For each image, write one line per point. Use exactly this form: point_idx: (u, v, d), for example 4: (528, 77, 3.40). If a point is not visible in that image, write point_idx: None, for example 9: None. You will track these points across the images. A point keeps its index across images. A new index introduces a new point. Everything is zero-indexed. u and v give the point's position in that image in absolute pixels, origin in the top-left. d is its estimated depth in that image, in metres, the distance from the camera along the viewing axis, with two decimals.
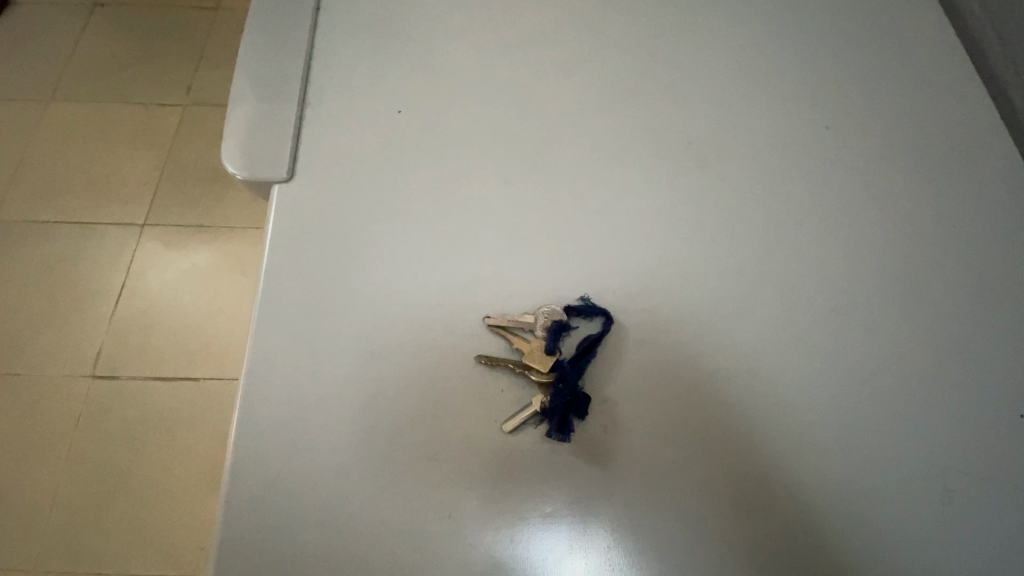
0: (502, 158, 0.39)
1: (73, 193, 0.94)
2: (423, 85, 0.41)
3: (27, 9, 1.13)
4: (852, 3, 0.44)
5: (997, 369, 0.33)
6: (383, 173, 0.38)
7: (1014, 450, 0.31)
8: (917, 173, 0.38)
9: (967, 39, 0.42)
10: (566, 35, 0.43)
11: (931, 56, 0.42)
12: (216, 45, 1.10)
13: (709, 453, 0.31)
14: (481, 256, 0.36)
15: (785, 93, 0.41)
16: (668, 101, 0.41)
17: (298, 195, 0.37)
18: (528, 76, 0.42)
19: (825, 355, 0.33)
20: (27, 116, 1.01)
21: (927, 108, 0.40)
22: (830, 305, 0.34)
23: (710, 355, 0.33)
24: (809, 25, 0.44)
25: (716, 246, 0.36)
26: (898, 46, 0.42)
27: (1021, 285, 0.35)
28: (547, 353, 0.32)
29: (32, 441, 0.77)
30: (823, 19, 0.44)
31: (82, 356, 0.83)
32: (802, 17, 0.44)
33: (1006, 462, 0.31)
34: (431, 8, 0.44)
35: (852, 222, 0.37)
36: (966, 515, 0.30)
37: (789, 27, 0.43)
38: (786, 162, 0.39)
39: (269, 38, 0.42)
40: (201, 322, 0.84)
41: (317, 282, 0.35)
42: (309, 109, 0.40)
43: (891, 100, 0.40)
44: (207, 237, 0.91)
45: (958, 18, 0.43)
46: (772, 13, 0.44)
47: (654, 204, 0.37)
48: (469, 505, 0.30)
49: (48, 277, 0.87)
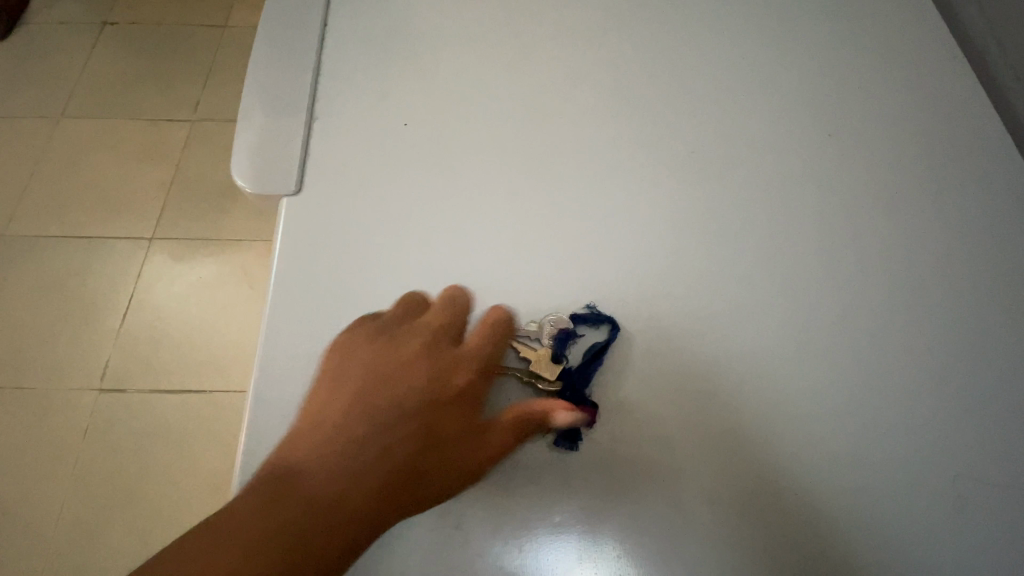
0: (500, 187, 0.49)
1: (87, 215, 1.09)
2: (429, 131, 0.52)
3: (67, 45, 1.29)
4: (774, 63, 0.55)
5: (921, 377, 0.41)
6: (415, 209, 0.48)
7: (951, 444, 0.40)
8: (848, 210, 0.48)
9: (891, 98, 0.53)
10: (521, 90, 0.54)
11: (858, 113, 0.52)
12: (225, 72, 1.26)
13: (714, 457, 0.40)
14: (482, 270, 0.45)
15: (706, 137, 0.51)
16: (604, 142, 0.51)
17: (310, 217, 0.48)
18: (512, 125, 0.53)
19: (792, 362, 0.42)
20: (63, 143, 1.17)
21: (852, 158, 0.50)
22: (773, 320, 0.43)
23: (694, 364, 0.42)
24: (737, 80, 0.54)
25: (680, 267, 0.46)
26: (830, 105, 0.53)
27: (942, 300, 0.44)
28: (554, 361, 0.41)
29: (42, 454, 0.90)
30: (754, 77, 0.54)
31: (91, 369, 0.96)
32: (735, 73, 0.55)
33: (949, 461, 0.39)
34: (445, 73, 0.56)
35: (791, 252, 0.46)
36: (925, 510, 0.38)
37: (725, 83, 0.54)
38: (729, 198, 0.48)
39: (282, 87, 0.53)
40: (212, 335, 0.99)
41: (330, 292, 0.45)
42: (319, 145, 0.51)
43: (826, 151, 0.50)
44: (215, 251, 1.06)
45: (878, 79, 0.54)
46: (706, 69, 0.55)
47: (629, 228, 0.47)
48: (478, 513, 0.38)
49: (67, 290, 1.02)
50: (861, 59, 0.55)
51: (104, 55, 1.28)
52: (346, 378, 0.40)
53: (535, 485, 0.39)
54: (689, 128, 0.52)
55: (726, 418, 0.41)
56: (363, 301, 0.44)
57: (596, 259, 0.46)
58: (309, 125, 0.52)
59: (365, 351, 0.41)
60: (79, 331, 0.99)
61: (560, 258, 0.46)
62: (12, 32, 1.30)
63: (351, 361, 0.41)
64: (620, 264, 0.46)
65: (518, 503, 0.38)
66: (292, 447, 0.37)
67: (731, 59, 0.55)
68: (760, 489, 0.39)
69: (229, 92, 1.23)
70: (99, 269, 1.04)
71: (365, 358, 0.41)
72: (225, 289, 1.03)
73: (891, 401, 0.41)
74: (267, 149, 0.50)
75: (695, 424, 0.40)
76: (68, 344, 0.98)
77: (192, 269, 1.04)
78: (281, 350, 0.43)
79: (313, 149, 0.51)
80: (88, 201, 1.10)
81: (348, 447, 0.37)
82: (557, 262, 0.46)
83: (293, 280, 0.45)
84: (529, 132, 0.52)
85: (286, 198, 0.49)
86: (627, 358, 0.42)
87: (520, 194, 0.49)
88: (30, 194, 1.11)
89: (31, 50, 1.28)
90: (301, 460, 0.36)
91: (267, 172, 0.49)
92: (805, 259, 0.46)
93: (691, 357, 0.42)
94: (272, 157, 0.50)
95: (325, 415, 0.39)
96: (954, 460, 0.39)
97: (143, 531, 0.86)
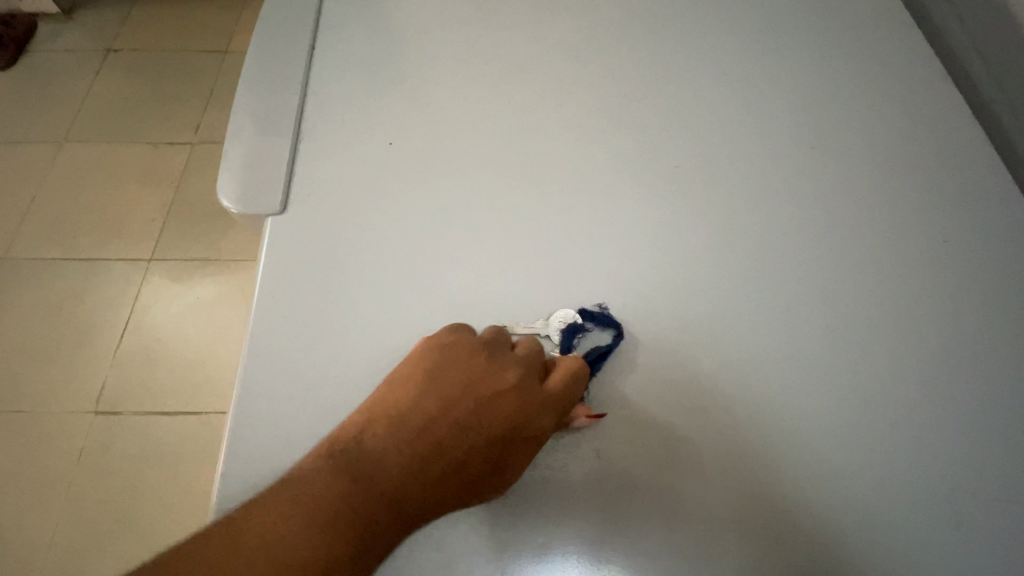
0: (484, 202, 0.50)
1: (87, 239, 1.10)
2: (415, 147, 0.53)
3: (71, 73, 1.31)
4: (757, 81, 0.56)
5: (902, 382, 0.41)
6: (400, 224, 0.49)
7: (934, 449, 0.39)
8: (829, 221, 0.48)
9: (872, 110, 0.53)
10: (507, 106, 0.55)
11: (839, 127, 0.53)
12: (224, 96, 1.28)
13: (698, 464, 0.40)
14: (466, 282, 0.46)
15: (689, 150, 0.52)
16: (587, 156, 0.52)
17: (295, 234, 0.48)
18: (497, 140, 0.53)
19: (771, 370, 0.42)
20: (64, 168, 1.18)
21: (834, 170, 0.50)
22: (752, 328, 0.44)
23: (677, 372, 0.42)
24: (720, 96, 0.55)
25: (661, 278, 0.46)
26: (811, 119, 0.53)
27: (923, 307, 0.44)
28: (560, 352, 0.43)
29: (36, 477, 0.90)
30: (736, 92, 0.55)
31: (86, 392, 0.96)
32: (718, 89, 0.55)
33: (931, 465, 0.39)
34: (432, 91, 0.57)
35: (772, 262, 0.46)
36: (907, 517, 0.38)
37: (709, 99, 0.55)
38: (711, 209, 0.49)
39: (269, 109, 0.55)
40: (208, 355, 0.99)
41: (315, 306, 0.45)
42: (305, 164, 0.52)
43: (809, 165, 0.51)
44: (212, 271, 1.07)
45: (858, 94, 0.54)
46: (689, 86, 0.56)
47: (610, 240, 0.48)
48: (460, 520, 0.38)
49: (65, 313, 1.02)
50: (850, 75, 0.55)
51: (108, 81, 1.30)
52: (446, 377, 0.39)
53: (524, 497, 0.39)
54: (670, 142, 0.53)
55: (717, 430, 0.40)
56: (354, 315, 0.44)
57: (586, 272, 0.46)
58: (293, 147, 0.53)
59: (473, 357, 0.39)
60: (74, 354, 0.99)
61: (551, 271, 0.46)
62: (19, 60, 1.33)
63: (459, 363, 0.39)
64: (611, 276, 0.46)
65: (501, 511, 0.38)
66: (367, 431, 0.36)
67: (721, 76, 0.56)
68: (745, 495, 0.39)
69: (227, 115, 1.25)
70: (98, 291, 1.04)
71: (456, 369, 0.39)
72: (221, 309, 1.03)
73: (874, 406, 0.41)
74: (251, 171, 0.51)
75: (686, 435, 0.40)
76: (63, 366, 0.98)
77: (189, 290, 1.05)
78: (266, 360, 0.43)
79: (299, 167, 0.52)
80: (87, 225, 1.11)
81: (425, 452, 0.36)
82: (548, 273, 0.46)
83: (280, 296, 0.46)
84: (514, 147, 0.53)
85: (272, 217, 0.49)
86: (617, 368, 0.43)
87: (504, 207, 0.49)
88: (31, 219, 1.12)
89: (35, 78, 1.30)
90: (373, 452, 0.35)
91: (251, 194, 0.50)
92: (794, 271, 0.46)
93: (682, 368, 0.42)
94: (259, 177, 0.51)
95: (410, 409, 0.37)
96: (938, 465, 0.39)
97: (137, 553, 0.85)
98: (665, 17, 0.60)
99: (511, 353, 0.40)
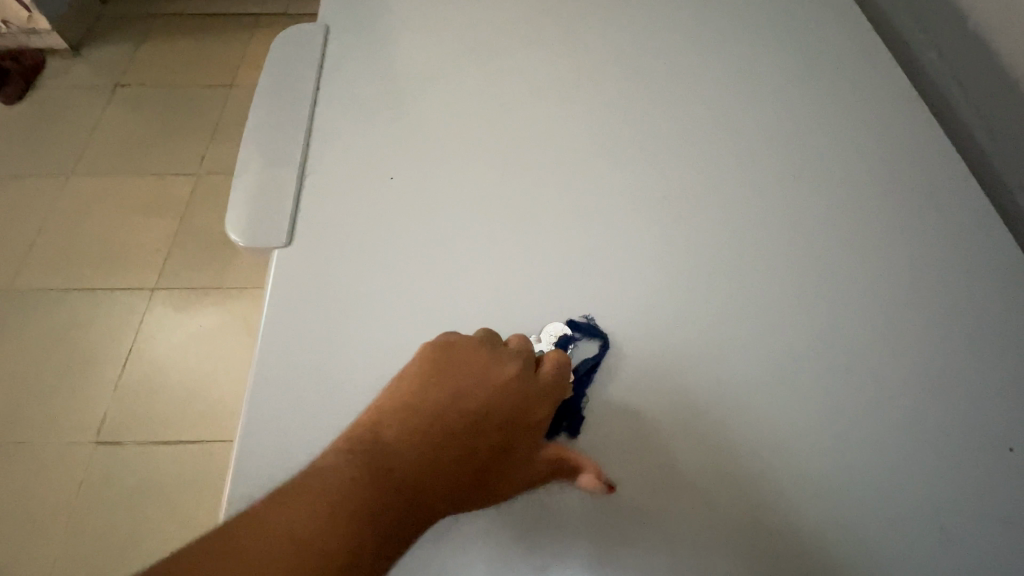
0: (485, 230, 0.51)
1: (91, 269, 1.11)
2: (417, 179, 0.55)
3: (77, 107, 1.34)
4: (746, 111, 0.58)
5: (891, 400, 0.43)
6: (403, 253, 0.50)
7: (923, 466, 0.40)
8: (817, 245, 0.50)
9: (857, 138, 0.55)
10: (505, 139, 0.57)
11: (826, 155, 0.55)
12: (229, 128, 1.30)
13: (695, 483, 0.41)
14: (468, 308, 0.47)
15: (681, 178, 0.54)
16: (583, 186, 0.54)
17: (301, 264, 0.50)
18: (496, 171, 0.55)
19: (764, 390, 0.43)
20: (70, 200, 1.20)
21: (822, 196, 0.52)
22: (744, 349, 0.45)
23: (672, 393, 0.44)
24: (711, 126, 0.57)
25: (656, 301, 0.47)
26: (799, 148, 0.55)
27: (909, 328, 0.45)
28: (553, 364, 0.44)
29: (37, 507, 0.90)
30: (726, 123, 0.57)
31: (88, 421, 0.97)
32: (709, 120, 0.58)
33: (920, 482, 0.40)
34: (433, 124, 0.59)
35: (764, 285, 0.48)
36: (899, 533, 0.39)
37: (700, 129, 0.57)
38: (703, 235, 0.51)
39: (275, 144, 0.57)
40: (211, 382, 1.00)
41: (321, 333, 0.46)
42: (310, 196, 0.54)
43: (797, 191, 0.53)
44: (215, 300, 1.08)
45: (844, 123, 0.56)
46: (681, 117, 0.58)
47: (607, 266, 0.49)
48: (462, 540, 0.39)
49: (69, 342, 1.03)
50: (835, 104, 0.58)
51: (115, 115, 1.32)
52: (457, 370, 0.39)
53: (529, 520, 0.39)
54: (663, 171, 0.54)
55: (712, 452, 0.41)
56: (358, 342, 0.46)
57: (581, 295, 0.48)
58: (299, 180, 0.55)
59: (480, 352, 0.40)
60: (77, 383, 1.00)
61: (548, 297, 0.48)
62: (27, 95, 1.36)
63: (468, 358, 0.40)
64: (605, 298, 0.47)
65: (503, 531, 0.39)
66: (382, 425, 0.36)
67: (711, 107, 0.58)
68: (741, 513, 0.40)
69: (232, 146, 1.27)
70: (101, 320, 1.06)
71: (465, 364, 0.40)
72: (224, 337, 1.04)
73: (864, 424, 0.42)
74: (258, 204, 0.52)
75: (684, 456, 0.41)
76: (66, 396, 0.99)
77: (192, 319, 1.06)
78: (272, 384, 0.44)
79: (305, 198, 0.54)
80: (91, 256, 1.12)
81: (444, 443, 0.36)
82: (545, 298, 0.47)
83: (287, 324, 0.47)
84: (513, 177, 0.55)
85: (278, 250, 0.51)
86: (612, 391, 0.44)
87: (504, 234, 0.51)
88: (36, 250, 1.13)
89: (42, 112, 1.33)
90: (393, 444, 0.35)
91: (258, 227, 0.51)
92: (785, 293, 0.47)
93: (678, 388, 0.44)
94: (266, 210, 0.52)
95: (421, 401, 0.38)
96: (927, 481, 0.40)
97: None
98: (656, 53, 0.63)
99: (513, 350, 0.41)
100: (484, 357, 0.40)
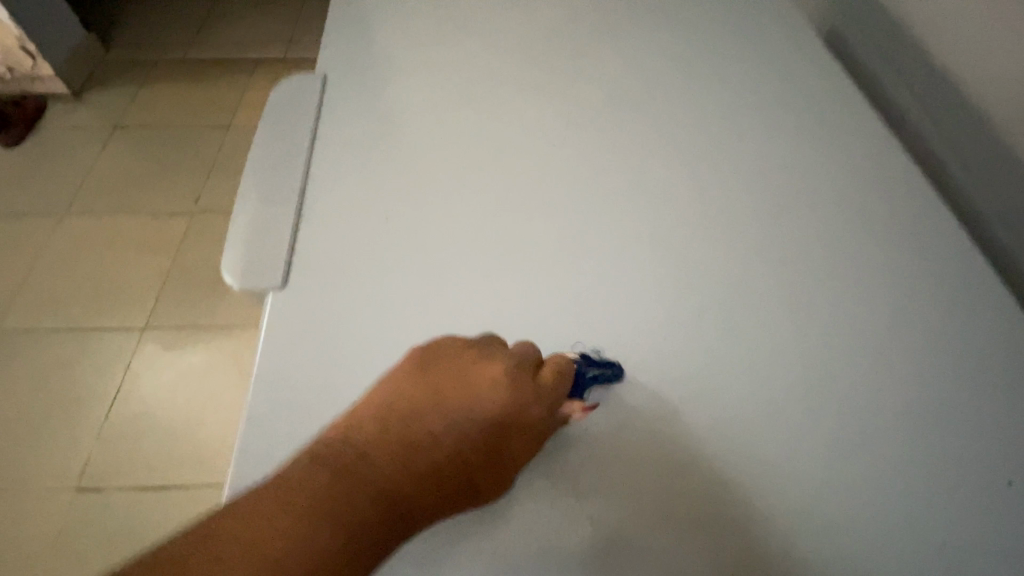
0: (477, 271, 0.52)
1: (82, 309, 1.11)
2: (410, 221, 0.56)
3: (76, 149, 1.36)
4: (729, 156, 0.60)
5: (875, 434, 0.43)
6: (396, 293, 0.51)
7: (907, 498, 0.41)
8: (801, 284, 0.51)
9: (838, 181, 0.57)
10: (496, 183, 0.59)
11: (808, 198, 0.56)
12: (226, 169, 1.32)
13: (682, 519, 0.41)
14: None
15: (667, 221, 0.55)
16: (573, 229, 0.55)
17: (295, 306, 0.50)
18: (487, 214, 0.56)
19: (750, 425, 0.44)
20: (64, 240, 1.20)
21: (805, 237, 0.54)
22: (731, 385, 0.45)
23: (659, 430, 0.44)
24: (696, 171, 0.59)
25: (642, 340, 0.48)
26: (783, 191, 0.57)
27: (894, 362, 0.46)
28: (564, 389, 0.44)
29: (12, 553, 0.88)
30: (711, 168, 0.59)
31: (69, 465, 0.95)
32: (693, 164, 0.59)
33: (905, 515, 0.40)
34: (427, 168, 0.60)
35: (750, 323, 0.49)
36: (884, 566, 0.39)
37: (685, 174, 0.59)
38: (689, 275, 0.52)
39: (273, 188, 0.58)
40: (198, 422, 0.98)
41: (313, 369, 0.47)
42: (305, 238, 0.55)
43: (781, 232, 0.54)
44: (205, 339, 1.08)
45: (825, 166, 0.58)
46: (667, 162, 0.60)
47: (596, 306, 0.50)
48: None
49: (55, 382, 1.02)
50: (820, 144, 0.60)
51: (113, 157, 1.34)
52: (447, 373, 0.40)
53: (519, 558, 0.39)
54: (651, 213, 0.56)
55: (704, 492, 0.41)
56: (361, 369, 0.46)
57: (574, 331, 0.49)
58: (295, 223, 0.56)
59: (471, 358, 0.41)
60: (60, 424, 0.98)
61: (543, 333, 0.48)
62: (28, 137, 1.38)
63: (459, 363, 0.41)
64: (594, 336, 0.48)
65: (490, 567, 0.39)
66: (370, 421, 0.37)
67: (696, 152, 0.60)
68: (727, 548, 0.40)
69: (229, 186, 1.29)
70: (90, 359, 1.05)
71: (454, 367, 0.41)
72: (213, 376, 1.03)
73: (849, 458, 0.42)
74: (254, 248, 0.53)
75: (684, 491, 0.42)
76: (49, 437, 0.97)
77: (182, 358, 1.05)
78: (264, 418, 0.44)
79: (301, 239, 0.55)
80: (82, 296, 1.12)
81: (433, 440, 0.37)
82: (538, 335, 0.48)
83: (280, 361, 0.47)
84: (505, 219, 0.56)
85: (272, 293, 0.51)
86: (599, 426, 0.44)
87: (495, 275, 0.52)
88: (26, 290, 1.13)
89: (41, 154, 1.35)
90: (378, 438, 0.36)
91: (253, 271, 0.52)
92: (773, 327, 0.48)
93: (669, 423, 0.44)
94: (262, 254, 0.53)
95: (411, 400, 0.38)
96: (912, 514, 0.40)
97: None
98: (644, 101, 0.65)
99: (506, 353, 0.42)
100: (474, 361, 0.41)
